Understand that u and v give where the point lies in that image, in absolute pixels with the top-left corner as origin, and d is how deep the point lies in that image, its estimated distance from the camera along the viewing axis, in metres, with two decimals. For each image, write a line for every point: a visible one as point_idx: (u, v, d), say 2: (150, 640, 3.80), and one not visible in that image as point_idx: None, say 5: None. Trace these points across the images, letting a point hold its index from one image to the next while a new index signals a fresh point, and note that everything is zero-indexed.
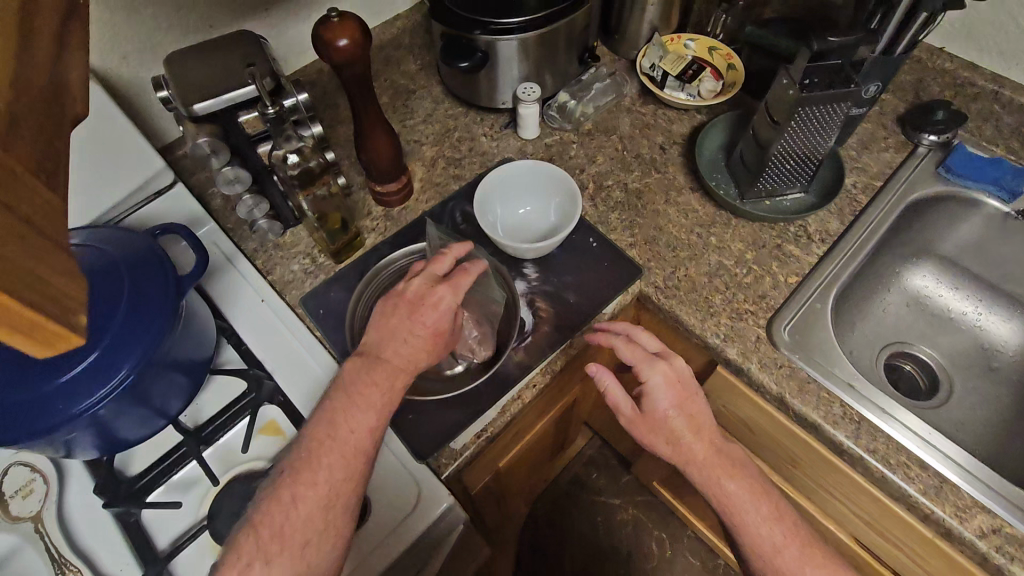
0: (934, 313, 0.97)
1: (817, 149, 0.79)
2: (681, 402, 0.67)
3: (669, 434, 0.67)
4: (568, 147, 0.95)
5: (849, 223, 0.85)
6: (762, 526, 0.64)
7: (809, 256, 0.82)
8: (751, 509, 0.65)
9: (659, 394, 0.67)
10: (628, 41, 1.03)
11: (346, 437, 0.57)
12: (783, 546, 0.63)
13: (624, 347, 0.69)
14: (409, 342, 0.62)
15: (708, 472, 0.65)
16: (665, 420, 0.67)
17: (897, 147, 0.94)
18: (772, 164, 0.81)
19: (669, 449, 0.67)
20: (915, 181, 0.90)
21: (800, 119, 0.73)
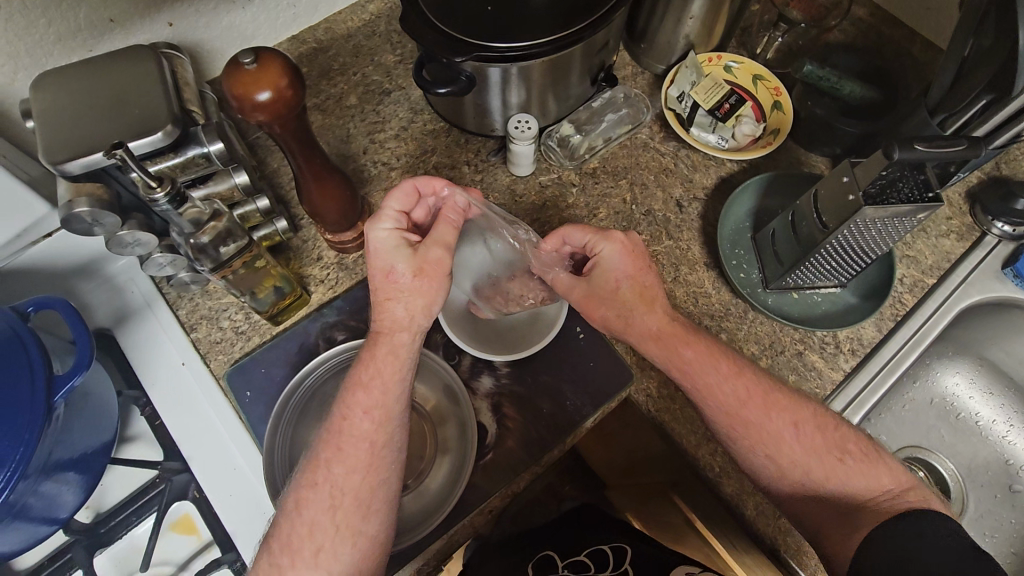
0: (961, 419, 0.86)
1: (873, 251, 0.63)
2: (634, 273, 0.61)
3: (624, 306, 0.61)
4: (566, 191, 0.79)
5: (888, 330, 0.72)
6: (782, 433, 0.57)
7: (834, 371, 0.70)
8: (771, 428, 0.57)
9: (611, 260, 0.62)
10: (657, 54, 0.83)
11: (351, 429, 0.51)
12: (794, 441, 0.57)
13: (575, 229, 0.64)
14: (385, 278, 0.54)
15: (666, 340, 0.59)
16: (613, 288, 0.61)
17: (960, 231, 0.78)
18: (816, 260, 0.65)
19: (625, 309, 0.61)
20: (974, 283, 0.75)
21: (856, 227, 0.58)
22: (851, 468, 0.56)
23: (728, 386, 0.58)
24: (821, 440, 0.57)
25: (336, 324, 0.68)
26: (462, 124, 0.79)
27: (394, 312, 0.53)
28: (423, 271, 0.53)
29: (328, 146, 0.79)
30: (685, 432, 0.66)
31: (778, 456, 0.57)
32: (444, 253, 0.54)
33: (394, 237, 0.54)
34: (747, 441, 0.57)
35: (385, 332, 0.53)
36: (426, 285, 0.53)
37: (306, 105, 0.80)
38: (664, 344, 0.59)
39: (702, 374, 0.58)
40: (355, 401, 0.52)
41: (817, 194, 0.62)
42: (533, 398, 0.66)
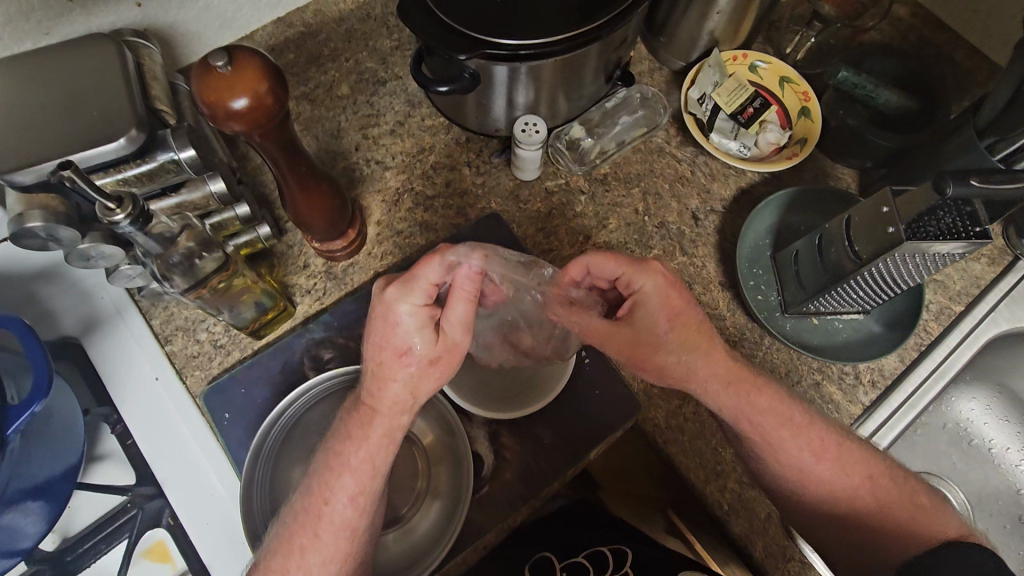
0: (974, 447, 0.82)
1: (906, 283, 0.58)
2: (677, 312, 0.52)
3: (674, 351, 0.52)
4: (575, 199, 0.73)
5: (911, 361, 0.68)
6: (850, 483, 0.56)
7: (852, 405, 0.66)
8: (840, 481, 0.56)
9: (655, 303, 0.52)
10: (677, 49, 0.77)
11: (329, 516, 0.48)
12: (858, 489, 0.56)
13: (600, 258, 0.53)
14: (394, 360, 0.47)
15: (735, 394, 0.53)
16: (654, 338, 0.53)
17: (992, 256, 0.73)
18: (844, 290, 0.60)
19: (670, 361, 0.53)
20: (1002, 311, 0.71)
21: (893, 261, 0.53)
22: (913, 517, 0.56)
23: (798, 445, 0.55)
24: (887, 489, 0.57)
25: (322, 341, 0.63)
26: (464, 122, 0.73)
27: (398, 397, 0.48)
28: (440, 356, 0.48)
29: (316, 141, 0.72)
30: (694, 467, 0.62)
31: (829, 496, 0.56)
32: (465, 335, 0.49)
33: (419, 318, 0.47)
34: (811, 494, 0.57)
35: (384, 418, 0.48)
36: (443, 366, 0.49)
37: (293, 95, 0.73)
38: (729, 391, 0.54)
39: (764, 424, 0.54)
40: (338, 486, 0.48)
41: (849, 220, 0.57)
42: (533, 428, 0.62)
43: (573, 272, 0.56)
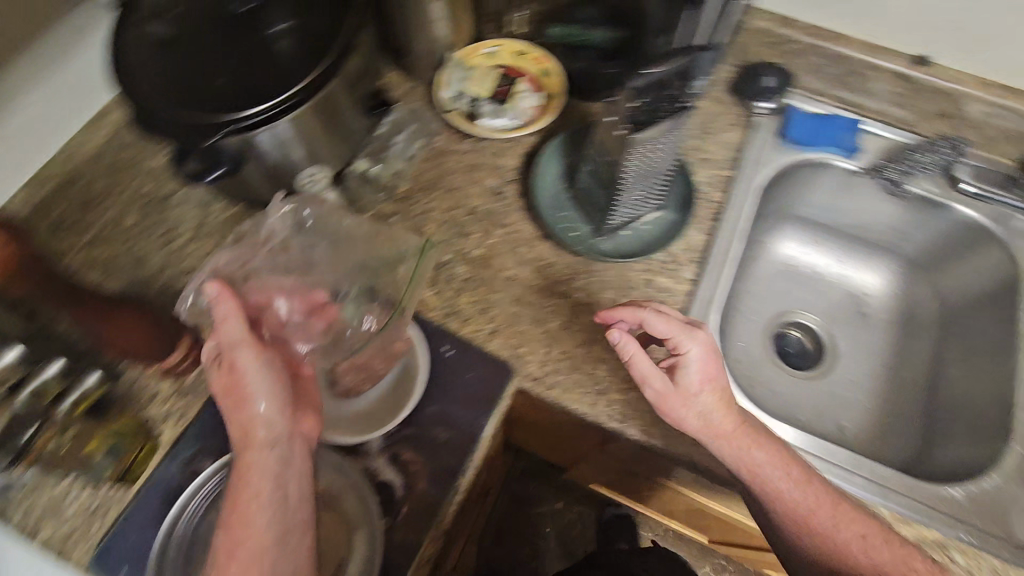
0: (808, 277, 0.95)
1: (665, 164, 0.70)
2: (711, 376, 0.62)
3: (702, 406, 0.61)
4: (387, 223, 0.78)
5: (711, 230, 0.79)
6: (846, 531, 0.61)
7: (683, 284, 0.75)
8: (837, 534, 0.60)
9: (697, 364, 0.62)
10: (420, 63, 0.85)
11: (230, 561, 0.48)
12: (854, 543, 0.60)
13: (658, 318, 0.62)
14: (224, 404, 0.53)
15: (740, 440, 0.61)
16: (691, 392, 0.61)
17: (736, 122, 0.87)
18: (623, 194, 0.71)
19: (703, 407, 0.61)
20: (761, 161, 0.84)
21: (640, 152, 0.64)
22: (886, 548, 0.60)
23: (784, 483, 0.61)
24: (889, 554, 0.60)
25: (198, 451, 0.63)
26: (257, 198, 0.76)
27: (241, 427, 0.53)
28: (236, 394, 0.53)
29: (121, 276, 0.72)
30: (580, 397, 0.68)
31: (831, 553, 0.61)
32: (247, 349, 0.53)
33: (213, 363, 0.54)
34: (797, 524, 0.61)
35: (241, 466, 0.51)
36: (244, 396, 0.52)
37: (80, 244, 0.73)
38: (733, 438, 0.61)
39: (767, 470, 0.61)
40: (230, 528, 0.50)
41: (602, 139, 0.69)
42: (429, 432, 0.65)
43: (629, 317, 0.63)
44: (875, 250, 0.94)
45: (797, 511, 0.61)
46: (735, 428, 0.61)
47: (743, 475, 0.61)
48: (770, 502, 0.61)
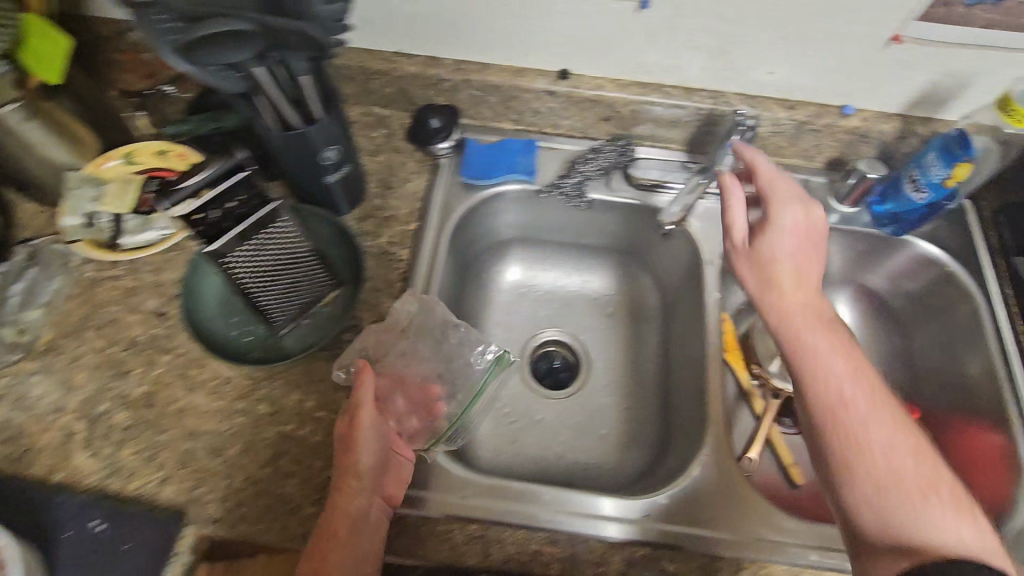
0: (544, 295, 0.95)
1: (284, 234, 0.65)
2: (801, 271, 0.68)
3: (774, 306, 0.67)
4: (29, 384, 0.68)
5: (400, 293, 0.76)
6: (901, 458, 0.58)
7: (375, 361, 0.71)
8: (884, 453, 0.58)
9: (789, 233, 0.69)
10: (45, 190, 0.75)
11: None
12: (909, 476, 0.57)
13: (764, 170, 0.72)
14: (348, 437, 0.61)
15: (795, 326, 0.65)
16: (778, 280, 0.67)
17: (417, 170, 0.85)
18: (251, 277, 0.64)
19: (794, 267, 0.68)
20: (447, 205, 0.83)
21: (235, 262, 0.62)
22: (932, 509, 0.55)
23: (845, 375, 0.62)
24: (941, 487, 0.56)
25: None
26: None
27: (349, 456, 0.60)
28: (349, 443, 0.61)
29: None
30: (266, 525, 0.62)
31: (881, 475, 0.57)
32: (363, 390, 0.63)
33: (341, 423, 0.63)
34: (855, 447, 0.59)
35: (331, 530, 0.57)
36: (354, 454, 0.60)
37: None
38: (807, 324, 0.65)
39: (828, 367, 0.63)
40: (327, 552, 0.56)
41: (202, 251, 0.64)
42: None
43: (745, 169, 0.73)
44: (597, 253, 0.96)
45: (826, 402, 0.61)
46: (801, 306, 0.66)
47: (805, 363, 0.63)
48: (834, 418, 0.60)
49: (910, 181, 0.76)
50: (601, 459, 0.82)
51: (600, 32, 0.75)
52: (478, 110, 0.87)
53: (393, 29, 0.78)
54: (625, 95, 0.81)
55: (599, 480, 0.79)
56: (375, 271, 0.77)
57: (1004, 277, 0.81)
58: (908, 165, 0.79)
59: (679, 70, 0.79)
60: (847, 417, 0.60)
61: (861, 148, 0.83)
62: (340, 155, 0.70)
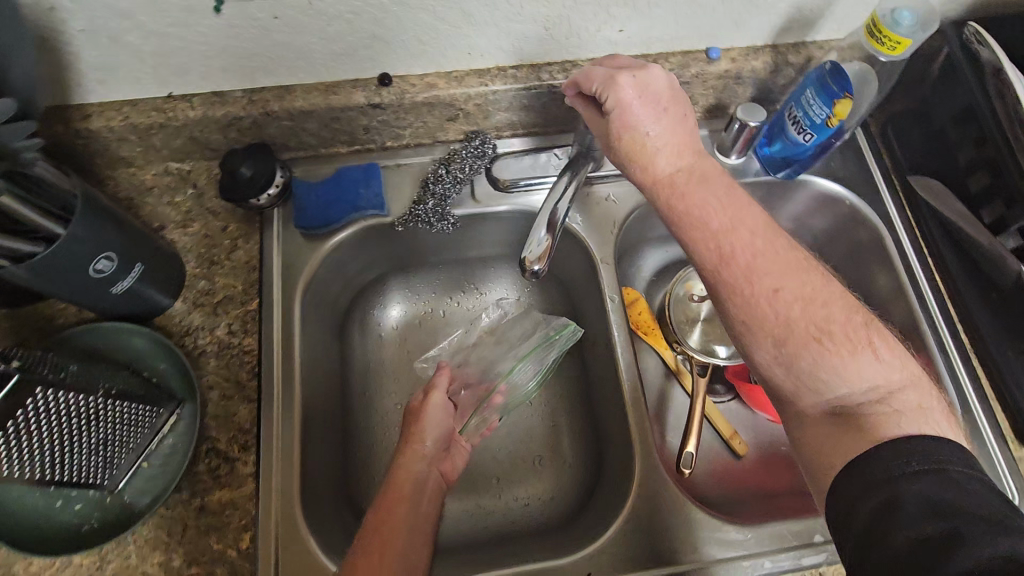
0: (436, 324, 0.84)
1: (80, 406, 0.50)
2: (670, 137, 0.55)
3: (647, 181, 0.56)
4: None
5: (257, 392, 0.64)
6: (813, 312, 0.50)
7: (245, 484, 0.60)
8: (799, 315, 0.50)
9: (643, 103, 0.55)
10: None
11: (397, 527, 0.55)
12: (826, 330, 0.49)
13: (606, 62, 0.58)
14: (422, 410, 0.67)
15: (686, 203, 0.54)
16: (646, 156, 0.55)
17: (243, 231, 0.70)
18: (55, 465, 0.50)
19: (655, 134, 0.55)
20: (288, 266, 0.70)
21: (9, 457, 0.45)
22: (835, 351, 0.49)
23: (742, 232, 0.52)
24: (848, 332, 0.49)
25: None
26: None
27: (434, 422, 0.66)
28: (417, 417, 0.66)
29: None
30: None
31: (794, 331, 0.50)
32: (440, 392, 0.69)
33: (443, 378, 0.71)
34: (762, 310, 0.50)
35: (397, 478, 0.60)
36: (422, 428, 0.65)
37: None
38: (681, 193, 0.54)
39: (721, 227, 0.52)
40: (397, 511, 0.57)
41: None
42: None
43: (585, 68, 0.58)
44: (486, 262, 0.84)
45: (707, 265, 0.53)
46: (673, 173, 0.55)
47: (680, 230, 0.54)
48: (740, 281, 0.51)
49: (793, 122, 0.69)
50: (537, 492, 0.75)
51: (409, 23, 0.60)
52: (299, 139, 0.72)
53: (150, 72, 0.61)
54: (465, 89, 0.68)
55: (539, 517, 0.73)
56: (219, 374, 0.64)
57: (901, 200, 0.77)
58: (788, 100, 0.70)
59: (517, 47, 0.66)
60: (750, 282, 0.51)
61: (737, 89, 0.74)
62: (121, 258, 0.57)
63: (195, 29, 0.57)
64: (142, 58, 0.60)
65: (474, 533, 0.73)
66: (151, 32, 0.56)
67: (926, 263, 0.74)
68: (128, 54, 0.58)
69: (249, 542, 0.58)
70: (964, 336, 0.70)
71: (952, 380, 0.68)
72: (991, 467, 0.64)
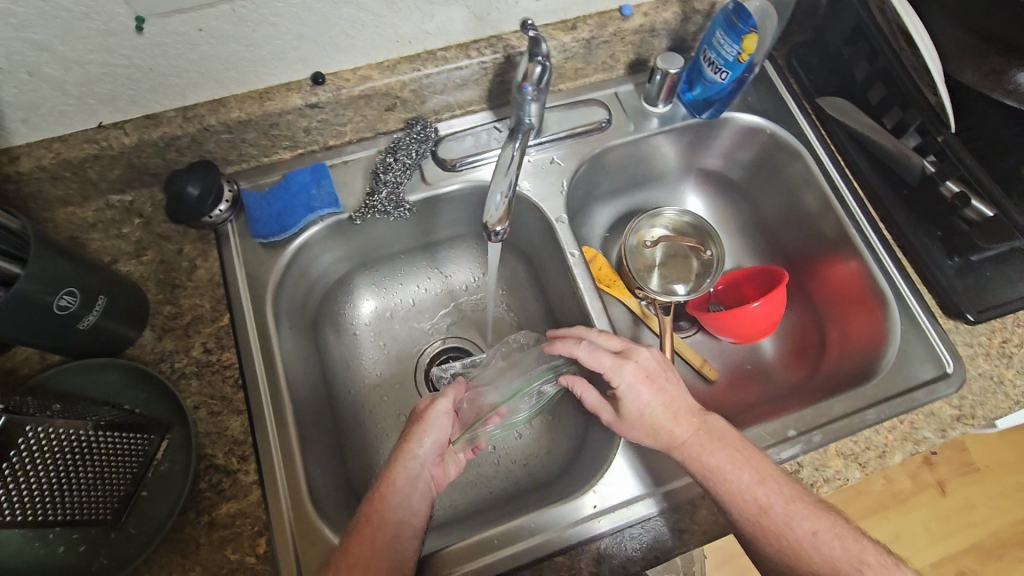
0: (410, 312, 0.86)
1: (67, 438, 0.50)
2: (673, 413, 0.64)
3: (647, 437, 0.64)
4: None
5: (245, 403, 0.64)
6: (788, 514, 0.59)
7: (250, 494, 0.61)
8: (791, 525, 0.58)
9: (633, 393, 0.64)
10: None
11: (383, 535, 0.57)
12: (770, 506, 0.59)
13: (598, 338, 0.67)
14: (419, 422, 0.64)
15: (692, 454, 0.62)
16: (635, 412, 0.64)
17: (199, 251, 0.70)
18: (50, 502, 0.49)
19: (644, 409, 0.64)
20: (251, 276, 0.70)
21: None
22: (783, 513, 0.59)
23: (724, 447, 0.62)
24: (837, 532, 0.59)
25: None
26: None
27: (428, 444, 0.63)
28: (420, 416, 0.65)
29: None
30: None
31: (756, 514, 0.59)
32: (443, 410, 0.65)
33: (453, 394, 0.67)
34: (745, 518, 0.59)
35: (390, 477, 0.61)
36: (421, 429, 0.64)
37: None
38: (683, 452, 0.62)
39: (715, 462, 0.61)
40: (383, 521, 0.58)
41: None
42: None
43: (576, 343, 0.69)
44: (446, 244, 0.86)
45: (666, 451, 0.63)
46: (683, 437, 0.63)
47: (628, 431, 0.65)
48: (708, 474, 0.61)
49: (708, 64, 0.74)
50: (534, 451, 0.79)
51: (334, 19, 0.61)
52: (241, 151, 0.72)
53: (76, 104, 0.60)
54: (399, 78, 0.69)
55: (540, 473, 0.77)
56: (202, 393, 0.64)
57: (814, 121, 0.83)
58: (701, 46, 0.76)
59: (443, 30, 0.68)
60: (721, 481, 0.60)
61: (653, 42, 0.79)
62: (84, 291, 0.56)
63: (118, 52, 0.56)
64: (66, 92, 0.59)
65: (481, 500, 0.75)
66: (72, 61, 0.55)
67: (844, 172, 0.80)
68: (49, 87, 0.57)
69: (265, 546, 0.59)
70: (887, 233, 0.77)
71: (882, 273, 0.75)
72: (925, 339, 0.72)
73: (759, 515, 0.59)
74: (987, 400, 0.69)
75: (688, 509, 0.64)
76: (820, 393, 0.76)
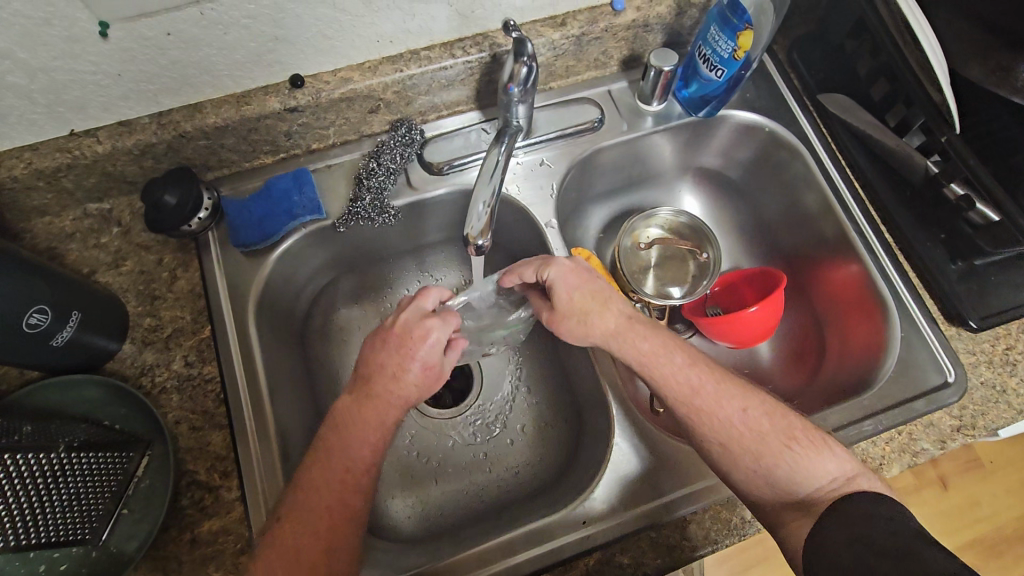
0: None
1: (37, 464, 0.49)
2: (593, 295, 0.66)
3: (580, 320, 0.66)
4: None
5: (227, 418, 0.63)
6: (722, 401, 0.62)
7: (233, 512, 0.60)
8: (720, 413, 0.62)
9: (560, 280, 0.66)
10: None
11: (351, 445, 0.60)
12: (701, 387, 0.63)
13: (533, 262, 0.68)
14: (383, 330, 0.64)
15: (626, 334, 0.65)
16: (561, 301, 0.66)
17: (179, 261, 0.69)
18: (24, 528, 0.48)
19: (569, 294, 0.66)
20: (233, 285, 0.68)
21: None
22: (712, 396, 0.62)
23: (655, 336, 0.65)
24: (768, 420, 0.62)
25: None
26: None
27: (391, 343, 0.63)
28: (407, 335, 0.63)
29: None
30: None
31: (688, 398, 0.63)
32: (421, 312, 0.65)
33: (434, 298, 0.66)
34: (675, 401, 0.63)
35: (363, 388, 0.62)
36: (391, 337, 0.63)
37: None
38: (622, 336, 0.65)
39: (650, 349, 0.65)
40: (356, 434, 0.60)
41: None
42: None
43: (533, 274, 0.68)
44: (434, 248, 0.84)
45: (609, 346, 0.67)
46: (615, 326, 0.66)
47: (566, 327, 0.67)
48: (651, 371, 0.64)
49: (703, 60, 0.72)
50: (525, 460, 0.78)
51: (310, 19, 0.59)
52: (220, 157, 0.70)
53: (45, 112, 0.58)
54: (381, 79, 0.67)
55: (531, 483, 0.76)
56: (184, 408, 0.63)
57: (815, 118, 0.80)
58: (696, 41, 0.73)
59: (426, 29, 0.65)
60: (655, 368, 0.64)
61: (647, 37, 0.76)
62: (56, 308, 0.55)
63: (84, 58, 0.54)
64: (33, 100, 0.57)
65: (471, 510, 0.74)
66: (37, 69, 0.53)
67: (845, 172, 0.78)
68: (15, 95, 0.55)
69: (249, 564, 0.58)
70: (889, 236, 0.75)
71: (882, 276, 0.73)
72: (926, 346, 0.70)
73: (693, 392, 0.63)
74: (989, 409, 0.67)
75: (679, 524, 0.63)
76: (819, 401, 0.74)
